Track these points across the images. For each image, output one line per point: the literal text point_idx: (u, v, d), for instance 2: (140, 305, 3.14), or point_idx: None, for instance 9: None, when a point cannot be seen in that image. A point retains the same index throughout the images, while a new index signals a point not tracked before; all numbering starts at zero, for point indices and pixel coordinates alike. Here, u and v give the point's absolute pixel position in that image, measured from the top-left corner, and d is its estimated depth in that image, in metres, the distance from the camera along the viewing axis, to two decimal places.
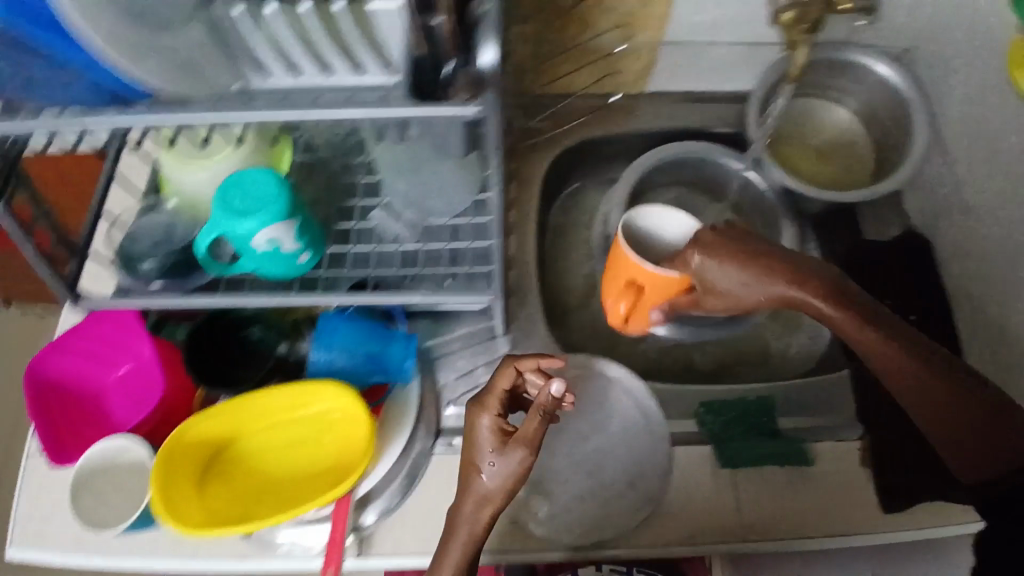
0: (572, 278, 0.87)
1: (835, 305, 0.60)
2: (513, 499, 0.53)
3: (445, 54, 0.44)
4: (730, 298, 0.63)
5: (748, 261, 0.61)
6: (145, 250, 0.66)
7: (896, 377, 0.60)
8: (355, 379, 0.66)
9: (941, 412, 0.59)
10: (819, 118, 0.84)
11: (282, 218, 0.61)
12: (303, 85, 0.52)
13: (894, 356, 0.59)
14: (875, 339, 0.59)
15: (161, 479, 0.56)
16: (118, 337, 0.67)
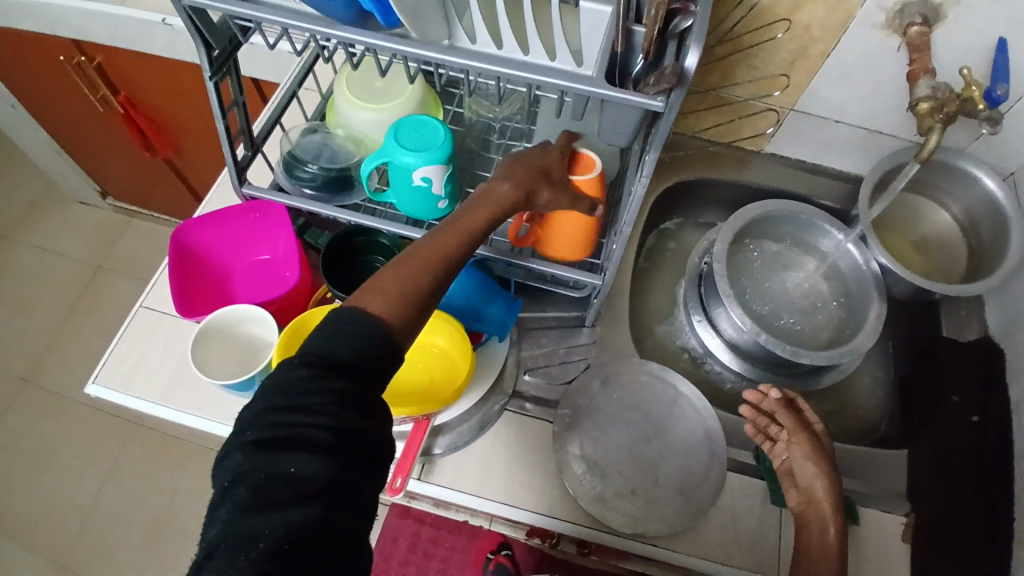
0: (654, 298, 0.94)
1: (840, 544, 0.65)
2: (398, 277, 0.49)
3: (626, 53, 0.54)
4: (810, 506, 0.68)
5: (830, 480, 0.69)
6: (307, 160, 0.73)
7: None
8: (468, 320, 0.72)
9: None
10: (917, 216, 0.92)
11: (439, 163, 0.69)
12: (508, 55, 0.55)
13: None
14: None
15: (283, 347, 0.60)
16: (264, 229, 0.73)
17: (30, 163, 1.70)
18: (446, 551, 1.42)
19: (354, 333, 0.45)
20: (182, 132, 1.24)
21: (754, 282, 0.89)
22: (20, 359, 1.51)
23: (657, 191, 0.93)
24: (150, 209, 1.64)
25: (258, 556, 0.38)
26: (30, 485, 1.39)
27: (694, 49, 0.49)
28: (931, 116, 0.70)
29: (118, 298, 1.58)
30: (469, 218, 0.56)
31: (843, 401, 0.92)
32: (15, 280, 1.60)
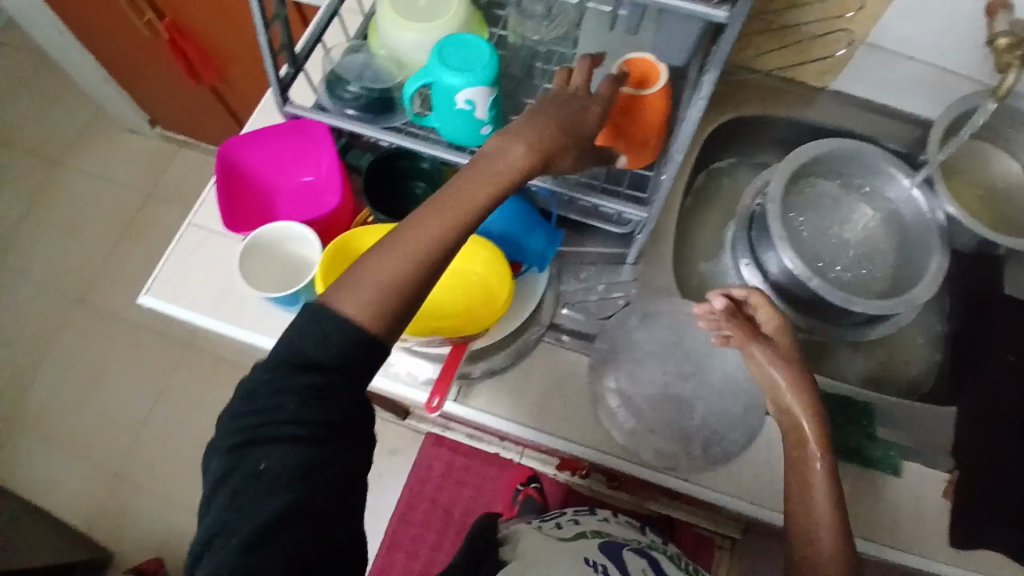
0: (700, 239, 0.91)
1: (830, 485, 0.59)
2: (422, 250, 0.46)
3: None
4: (796, 430, 0.62)
5: (818, 413, 0.62)
6: (348, 81, 0.73)
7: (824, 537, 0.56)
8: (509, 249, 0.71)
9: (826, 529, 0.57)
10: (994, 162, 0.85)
11: (483, 84, 0.67)
12: None
13: (823, 515, 0.57)
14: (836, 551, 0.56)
15: (326, 264, 0.61)
16: (308, 148, 0.73)
17: (83, 91, 1.73)
18: (478, 480, 1.47)
19: (332, 316, 0.43)
20: (228, 59, 1.24)
21: (808, 225, 0.85)
22: (80, 279, 1.58)
23: (710, 127, 0.88)
24: (197, 139, 1.66)
25: (224, 498, 0.42)
26: (92, 397, 1.48)
27: None
28: (1010, 52, 0.68)
29: (169, 225, 1.63)
30: (471, 190, 0.49)
31: (894, 354, 0.88)
32: (72, 205, 1.66)
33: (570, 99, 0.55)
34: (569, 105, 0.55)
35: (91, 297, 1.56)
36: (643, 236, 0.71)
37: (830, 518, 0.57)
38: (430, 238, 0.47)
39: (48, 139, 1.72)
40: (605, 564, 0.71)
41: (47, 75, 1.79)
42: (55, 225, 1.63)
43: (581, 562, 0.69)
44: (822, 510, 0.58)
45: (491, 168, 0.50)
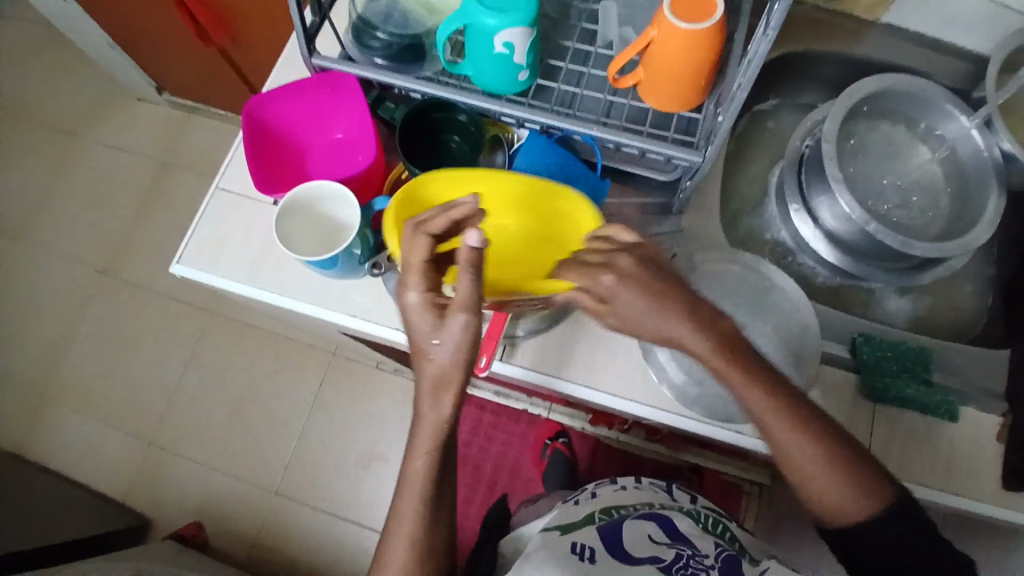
0: (741, 187, 0.88)
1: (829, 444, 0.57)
2: (456, 362, 0.53)
3: None
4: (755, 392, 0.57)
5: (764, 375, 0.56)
6: (377, 26, 0.68)
7: (830, 491, 0.57)
8: None
9: (827, 483, 0.57)
10: None
11: (523, 25, 0.63)
12: None
13: (820, 474, 0.57)
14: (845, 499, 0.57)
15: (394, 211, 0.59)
16: (336, 103, 0.69)
17: (86, 56, 1.68)
18: (507, 436, 1.48)
19: (384, 555, 0.57)
20: (237, 16, 1.18)
21: (859, 168, 0.81)
22: (98, 251, 1.57)
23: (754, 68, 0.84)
24: (206, 102, 1.62)
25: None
26: (121, 368, 1.49)
27: None
28: None
29: (183, 192, 1.60)
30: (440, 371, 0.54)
31: (944, 299, 0.85)
32: (84, 175, 1.63)
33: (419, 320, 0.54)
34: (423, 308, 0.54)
35: (112, 269, 1.55)
36: (692, 185, 0.68)
37: (832, 468, 0.57)
38: (460, 343, 0.52)
39: (55, 109, 1.68)
40: (593, 547, 0.66)
41: (47, 42, 1.73)
42: (69, 197, 1.61)
43: (566, 548, 0.65)
44: (818, 467, 0.57)
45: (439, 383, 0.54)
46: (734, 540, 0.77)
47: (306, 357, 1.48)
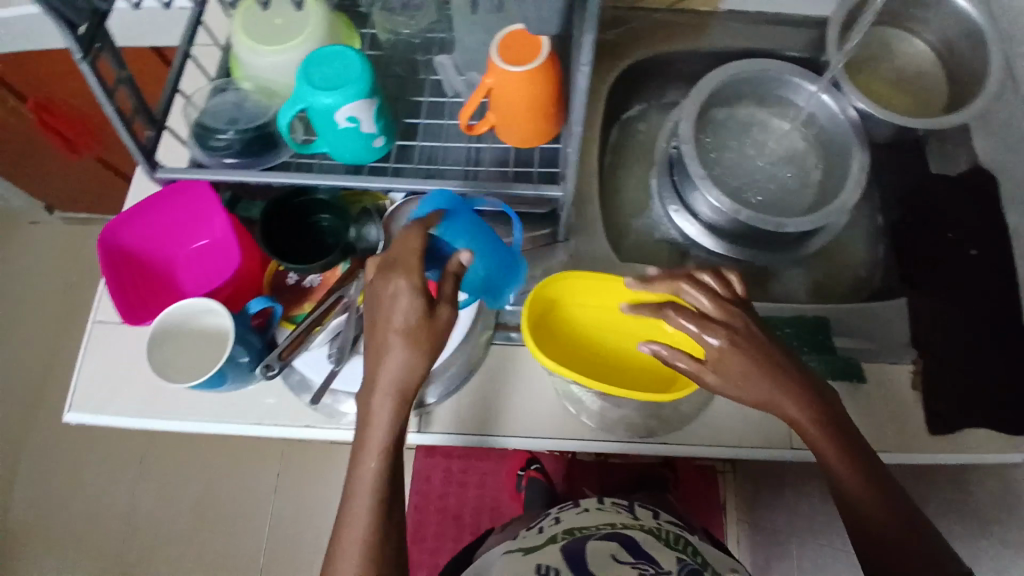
0: (629, 194, 0.89)
1: (802, 398, 0.57)
2: (392, 435, 0.55)
3: None
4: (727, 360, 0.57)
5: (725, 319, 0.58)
6: (218, 125, 0.67)
7: (864, 483, 0.56)
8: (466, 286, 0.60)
9: (852, 473, 0.56)
10: (892, 48, 0.84)
11: (362, 98, 0.62)
12: None
13: (842, 459, 0.56)
14: (863, 488, 0.56)
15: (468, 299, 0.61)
16: (194, 211, 0.67)
17: None
18: (479, 478, 1.46)
19: None
20: (105, 125, 1.14)
21: (729, 154, 0.83)
22: (16, 388, 1.48)
23: (613, 79, 0.85)
24: (101, 212, 1.56)
25: None
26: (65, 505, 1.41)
27: None
28: None
29: None
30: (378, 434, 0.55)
31: (843, 259, 0.87)
32: None
33: (380, 312, 0.53)
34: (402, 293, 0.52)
35: (37, 404, 1.47)
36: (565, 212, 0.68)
37: (859, 458, 0.57)
38: (389, 426, 0.54)
39: None
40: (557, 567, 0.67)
41: None
42: None
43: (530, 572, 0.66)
44: (856, 453, 0.57)
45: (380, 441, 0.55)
46: (706, 560, 0.72)
47: (258, 447, 1.44)
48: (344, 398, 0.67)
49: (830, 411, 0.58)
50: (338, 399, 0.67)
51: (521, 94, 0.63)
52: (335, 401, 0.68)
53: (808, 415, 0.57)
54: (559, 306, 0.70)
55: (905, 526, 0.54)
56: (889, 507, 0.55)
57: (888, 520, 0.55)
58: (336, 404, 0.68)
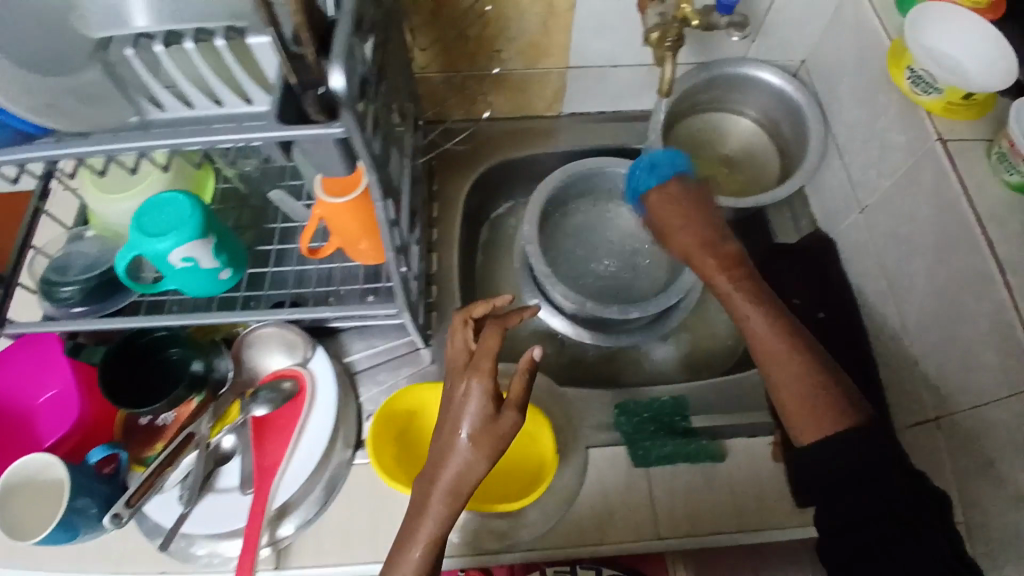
0: (501, 290, 0.92)
1: (725, 267, 0.65)
2: (464, 480, 0.51)
3: None
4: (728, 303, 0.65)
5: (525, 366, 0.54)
6: (66, 276, 0.68)
7: (798, 400, 0.58)
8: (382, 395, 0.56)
9: (810, 397, 0.58)
10: (726, 129, 0.90)
11: (194, 239, 0.65)
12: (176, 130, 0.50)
13: (778, 347, 0.60)
14: (810, 381, 0.59)
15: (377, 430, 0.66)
16: (42, 362, 0.70)
17: None
18: None
19: None
20: None
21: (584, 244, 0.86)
22: None
23: (471, 186, 0.90)
24: None
25: None
26: None
27: (337, 65, 0.44)
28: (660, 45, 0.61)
29: None
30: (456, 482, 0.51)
31: (711, 333, 0.90)
32: None
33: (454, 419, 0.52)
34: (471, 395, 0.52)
35: None
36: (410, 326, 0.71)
37: (811, 396, 0.58)
38: (465, 470, 0.50)
39: None
40: None
41: None
42: None
43: None
44: (804, 389, 0.58)
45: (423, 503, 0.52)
46: None
47: None
48: (199, 538, 0.68)
49: (793, 331, 0.61)
50: (193, 540, 0.68)
51: (347, 218, 0.66)
52: (190, 543, 0.68)
53: (743, 292, 0.64)
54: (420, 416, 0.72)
55: (858, 470, 0.54)
56: (848, 503, 0.54)
57: (852, 450, 0.55)
58: (190, 545, 0.69)
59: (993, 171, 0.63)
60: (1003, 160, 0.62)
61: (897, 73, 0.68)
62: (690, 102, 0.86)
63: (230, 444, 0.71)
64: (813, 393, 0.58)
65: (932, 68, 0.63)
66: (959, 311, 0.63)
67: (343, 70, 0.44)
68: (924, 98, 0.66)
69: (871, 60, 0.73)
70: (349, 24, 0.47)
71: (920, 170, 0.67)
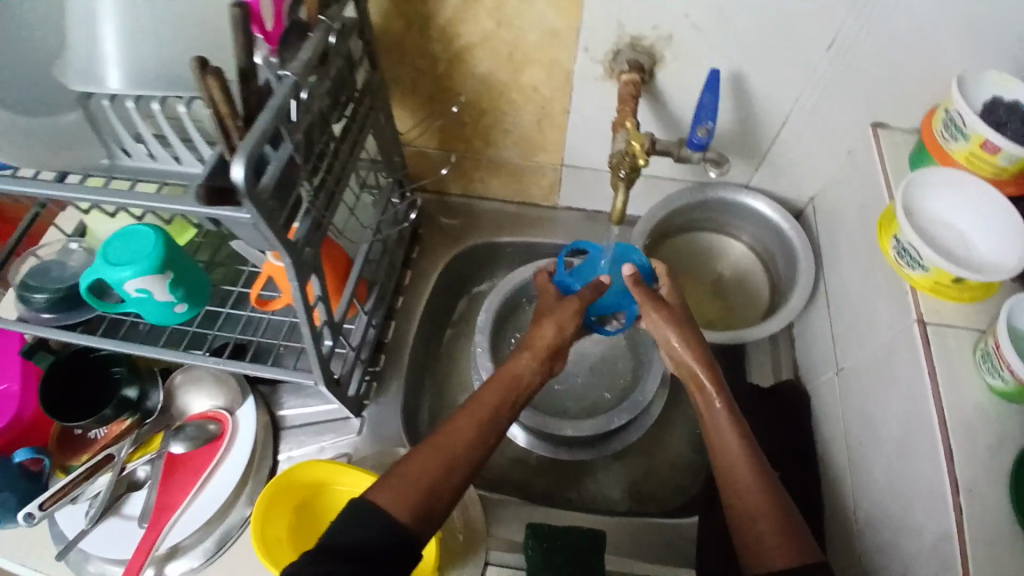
0: (460, 369, 0.90)
1: (716, 386, 0.59)
2: (455, 443, 0.52)
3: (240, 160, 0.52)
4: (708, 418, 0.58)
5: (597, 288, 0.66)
6: (38, 284, 0.73)
7: (755, 514, 0.51)
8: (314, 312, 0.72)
9: (759, 517, 0.51)
10: (720, 255, 0.85)
11: (151, 273, 0.68)
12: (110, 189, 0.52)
13: (738, 462, 0.54)
14: (767, 514, 0.51)
15: (265, 502, 0.65)
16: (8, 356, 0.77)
17: None
18: None
19: None
20: None
21: None
22: None
23: (451, 261, 0.89)
24: None
25: None
26: None
27: (241, 159, 0.46)
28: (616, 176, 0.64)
29: None
30: (449, 439, 0.53)
31: (667, 463, 0.83)
32: None
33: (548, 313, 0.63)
34: (555, 320, 0.62)
35: None
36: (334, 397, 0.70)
37: (774, 517, 0.50)
38: (450, 436, 0.53)
39: None
40: None
41: None
42: None
43: None
44: (764, 507, 0.51)
45: (446, 439, 0.53)
46: None
47: None
48: (93, 557, 0.70)
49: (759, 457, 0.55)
50: (87, 557, 0.70)
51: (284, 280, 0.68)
52: (84, 558, 0.70)
53: (731, 413, 0.57)
54: (330, 496, 0.71)
55: None
56: None
57: None
58: (83, 560, 0.70)
59: (973, 369, 0.55)
60: (984, 356, 0.55)
61: (883, 239, 0.62)
62: (684, 218, 0.82)
63: (145, 474, 0.72)
64: (771, 517, 0.51)
65: (919, 245, 0.57)
66: (908, 519, 0.55)
67: (247, 165, 0.47)
68: (911, 273, 0.59)
69: (870, 217, 0.68)
70: (279, 118, 0.50)
71: (895, 348, 0.60)
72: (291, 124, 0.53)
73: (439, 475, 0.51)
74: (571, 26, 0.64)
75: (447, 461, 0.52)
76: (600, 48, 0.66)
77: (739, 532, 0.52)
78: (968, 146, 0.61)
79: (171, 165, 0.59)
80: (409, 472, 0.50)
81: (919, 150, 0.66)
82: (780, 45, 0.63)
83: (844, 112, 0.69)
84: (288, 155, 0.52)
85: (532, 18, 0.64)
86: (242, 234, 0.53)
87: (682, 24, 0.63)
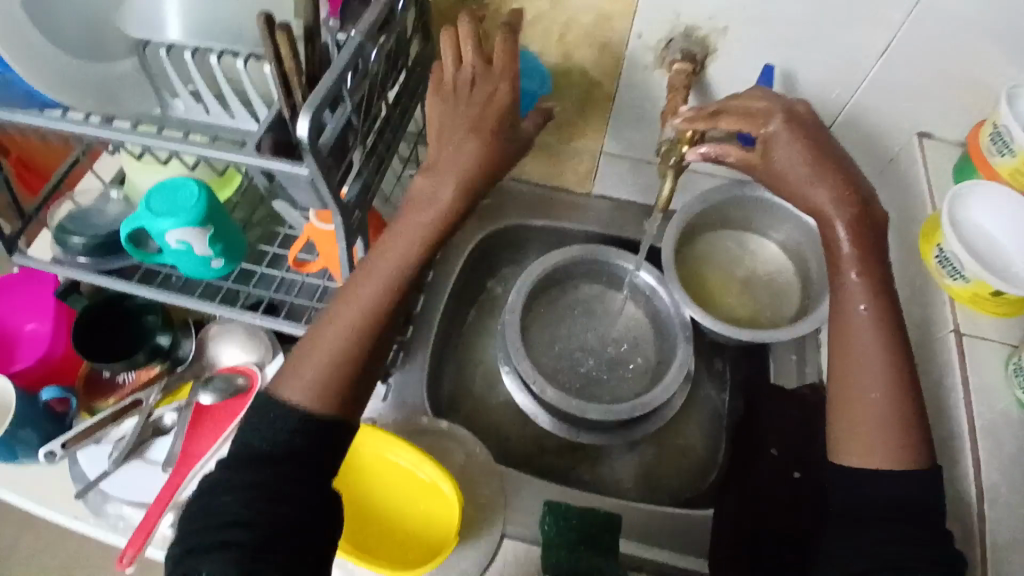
0: (482, 347, 0.91)
1: (874, 290, 0.57)
2: (425, 192, 0.56)
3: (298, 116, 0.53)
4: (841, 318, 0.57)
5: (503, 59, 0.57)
6: (76, 228, 0.73)
7: (871, 403, 0.54)
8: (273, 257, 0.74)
9: (870, 409, 0.54)
10: (751, 254, 0.85)
11: (193, 226, 0.67)
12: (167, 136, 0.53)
13: (867, 347, 0.56)
14: (885, 399, 0.54)
15: None
16: (42, 295, 0.77)
17: None
18: None
19: None
20: None
21: (572, 328, 0.84)
22: None
23: (482, 238, 0.90)
24: None
25: None
26: None
27: (308, 112, 0.47)
28: (665, 162, 0.64)
29: None
30: (366, 283, 0.55)
31: (681, 454, 0.84)
32: None
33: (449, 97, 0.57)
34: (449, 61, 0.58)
35: None
36: None
37: (892, 407, 0.54)
38: (420, 201, 0.57)
39: None
40: None
41: None
42: None
43: None
44: (881, 398, 0.54)
45: (365, 287, 0.55)
46: None
47: None
48: (114, 498, 0.70)
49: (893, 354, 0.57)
50: (108, 498, 0.70)
51: (328, 241, 0.69)
52: (105, 498, 0.70)
53: (873, 299, 0.57)
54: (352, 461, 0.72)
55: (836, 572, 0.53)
56: None
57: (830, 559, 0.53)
58: (104, 501, 0.70)
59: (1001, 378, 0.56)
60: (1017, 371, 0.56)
61: (926, 249, 0.63)
62: (719, 213, 0.83)
63: (170, 421, 0.73)
64: (883, 406, 0.54)
65: (959, 254, 0.58)
66: None
67: (313, 121, 0.47)
68: (951, 283, 0.60)
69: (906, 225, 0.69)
70: (344, 78, 0.50)
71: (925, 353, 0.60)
72: (354, 86, 0.52)
73: (380, 296, 0.54)
74: (627, 11, 0.65)
75: (355, 320, 0.54)
76: (653, 36, 0.67)
77: (837, 423, 0.56)
78: (1014, 162, 0.62)
79: (226, 120, 0.62)
80: (340, 320, 0.54)
81: (965, 162, 0.67)
82: (832, 47, 0.64)
83: (886, 122, 0.70)
84: (347, 117, 0.52)
85: (586, 3, 0.65)
86: (296, 189, 0.53)
87: (738, 19, 0.63)
